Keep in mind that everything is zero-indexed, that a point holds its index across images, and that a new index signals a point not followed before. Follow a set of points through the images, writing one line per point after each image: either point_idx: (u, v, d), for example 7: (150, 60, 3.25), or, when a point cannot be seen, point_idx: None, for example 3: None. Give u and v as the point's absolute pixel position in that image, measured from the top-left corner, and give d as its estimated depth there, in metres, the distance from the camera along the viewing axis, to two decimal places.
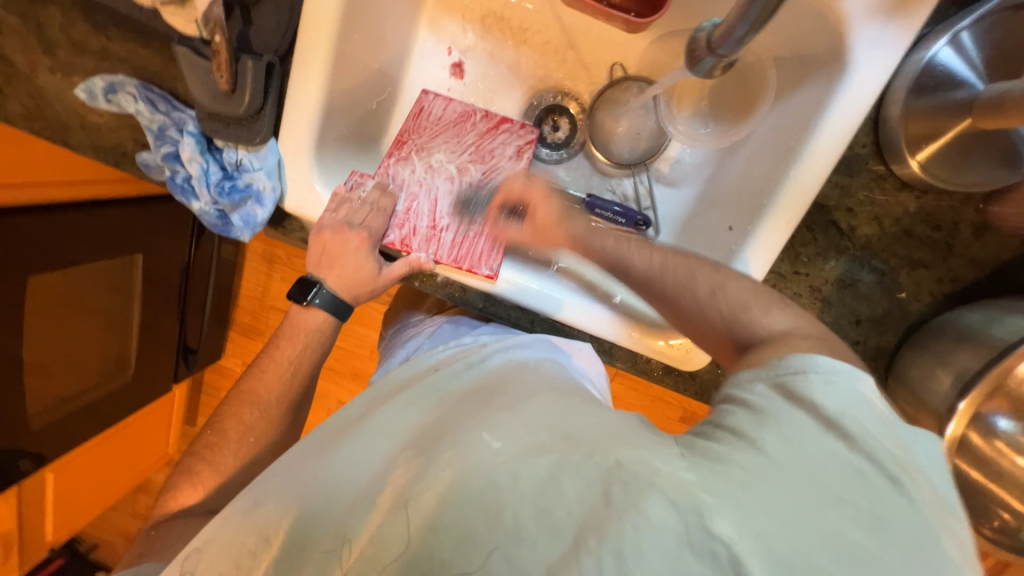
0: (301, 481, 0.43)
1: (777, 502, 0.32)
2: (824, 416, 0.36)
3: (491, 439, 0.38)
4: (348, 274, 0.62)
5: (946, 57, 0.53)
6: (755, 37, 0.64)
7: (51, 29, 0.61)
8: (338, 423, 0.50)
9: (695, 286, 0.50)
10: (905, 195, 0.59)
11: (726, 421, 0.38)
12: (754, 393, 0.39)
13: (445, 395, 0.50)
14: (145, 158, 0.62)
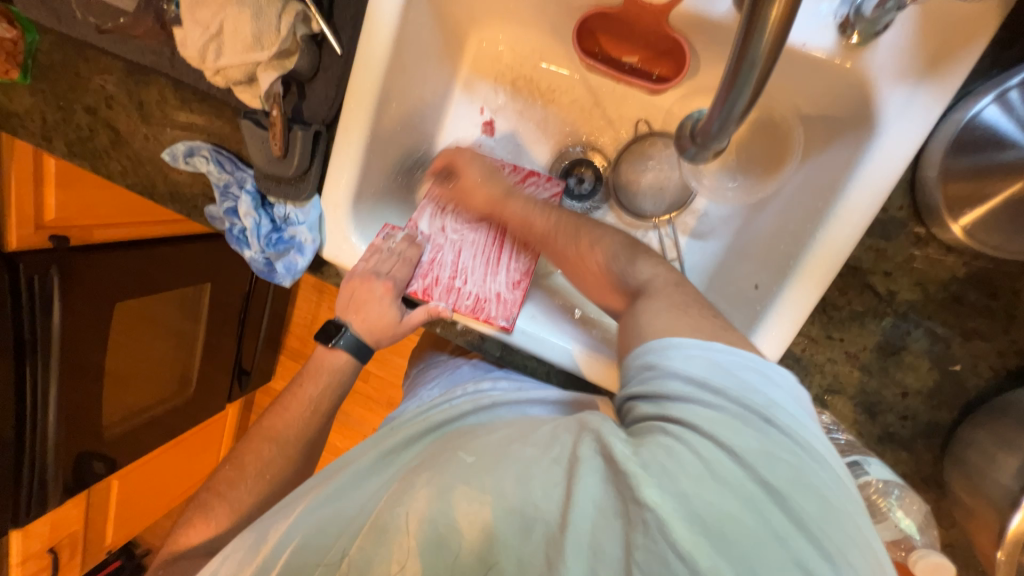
0: (307, 511, 0.47)
1: (687, 470, 0.36)
2: (694, 375, 0.41)
3: (464, 456, 0.44)
4: (373, 321, 0.66)
5: (990, 115, 0.49)
6: (783, 96, 0.63)
7: (149, 104, 0.73)
8: (342, 462, 0.53)
9: (584, 245, 0.61)
10: (952, 260, 0.54)
11: (636, 410, 0.43)
12: (638, 374, 0.44)
13: (451, 430, 0.54)
14: (212, 211, 0.71)
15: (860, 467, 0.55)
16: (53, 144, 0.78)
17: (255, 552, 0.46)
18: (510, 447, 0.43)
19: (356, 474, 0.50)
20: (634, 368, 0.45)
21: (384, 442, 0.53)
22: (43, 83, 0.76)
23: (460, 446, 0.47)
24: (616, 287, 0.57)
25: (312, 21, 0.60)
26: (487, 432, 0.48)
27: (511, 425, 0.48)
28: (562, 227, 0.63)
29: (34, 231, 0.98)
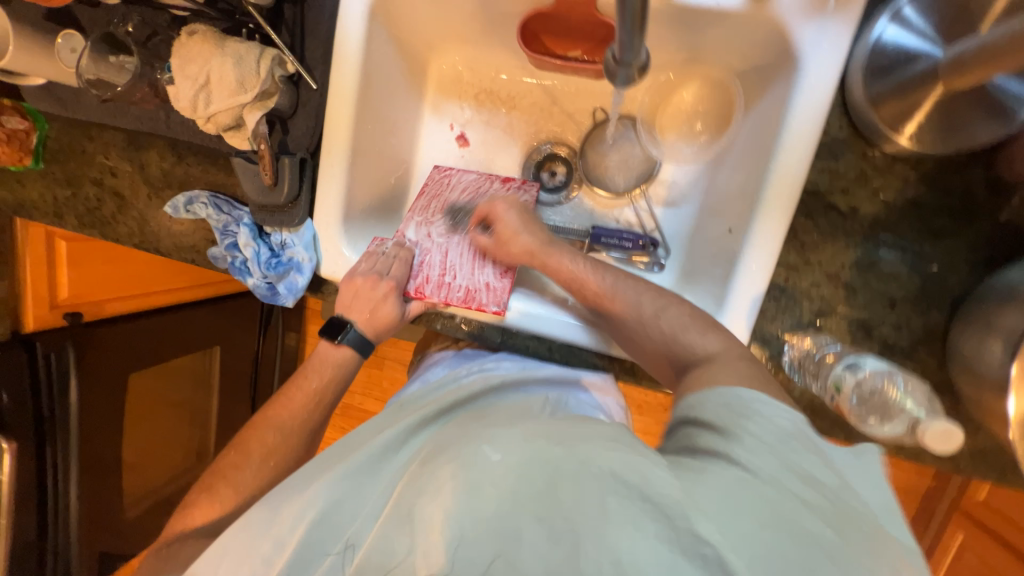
0: (312, 498, 0.47)
1: (751, 504, 0.36)
2: (780, 425, 0.42)
3: (492, 451, 0.43)
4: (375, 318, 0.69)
5: (891, 36, 0.54)
6: (717, 59, 0.69)
7: (150, 166, 0.80)
8: (346, 446, 0.52)
9: (648, 309, 0.61)
10: (900, 166, 0.58)
11: (698, 442, 0.44)
12: (711, 411, 0.46)
13: (458, 415, 0.54)
14: (213, 252, 0.75)
15: (857, 365, 0.55)
16: (64, 219, 0.85)
17: (264, 529, 0.47)
18: (541, 449, 0.42)
19: (367, 468, 0.49)
20: (708, 404, 0.47)
21: (397, 422, 0.53)
22: (53, 165, 0.84)
23: (486, 436, 0.45)
24: (670, 360, 0.59)
25: (287, 63, 0.67)
26: (508, 423, 0.47)
27: (534, 420, 0.47)
28: (629, 288, 0.63)
29: (49, 311, 1.03)
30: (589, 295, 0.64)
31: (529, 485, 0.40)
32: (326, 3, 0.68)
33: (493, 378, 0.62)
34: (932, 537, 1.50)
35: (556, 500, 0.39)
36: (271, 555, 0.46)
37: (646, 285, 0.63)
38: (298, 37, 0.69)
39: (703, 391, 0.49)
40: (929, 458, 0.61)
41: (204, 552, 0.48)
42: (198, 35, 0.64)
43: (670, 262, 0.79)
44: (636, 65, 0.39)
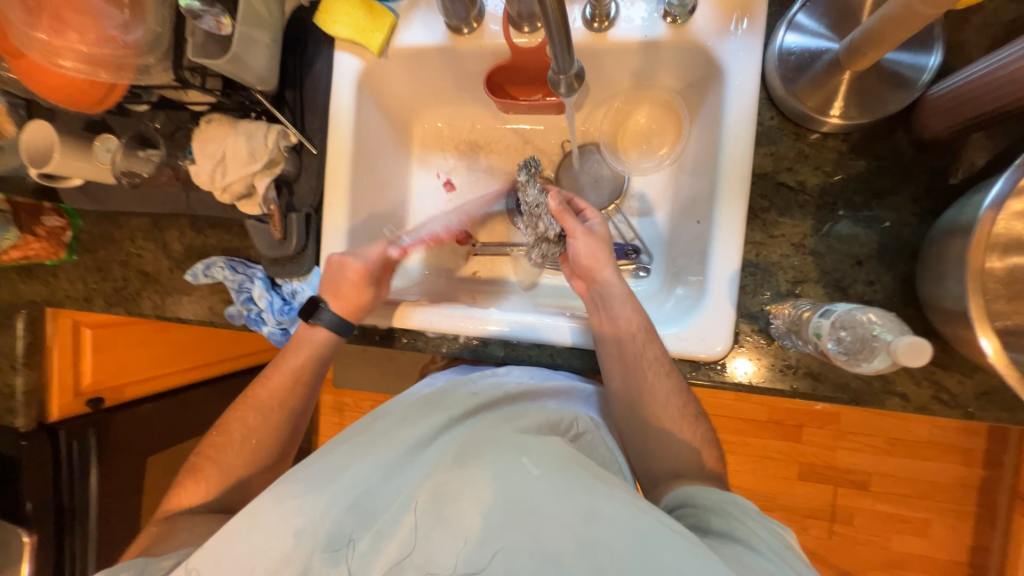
0: (348, 486, 0.57)
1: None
2: (778, 533, 0.54)
3: (531, 466, 0.57)
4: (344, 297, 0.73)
5: (792, 42, 0.64)
6: (659, 82, 0.79)
7: (172, 243, 0.88)
8: (377, 438, 0.63)
9: (664, 369, 0.67)
10: (833, 141, 0.65)
11: (711, 529, 0.55)
12: (717, 508, 0.57)
13: (486, 417, 0.67)
14: (230, 311, 0.81)
15: (830, 309, 0.52)
16: (94, 302, 0.92)
17: (297, 506, 0.55)
18: (571, 472, 0.56)
19: (398, 464, 0.60)
20: (712, 501, 0.58)
21: (423, 420, 0.65)
22: (85, 255, 0.93)
23: (522, 451, 0.59)
24: (637, 408, 0.69)
25: (290, 135, 0.78)
26: (533, 440, 0.61)
27: (557, 442, 0.61)
28: (638, 329, 0.68)
29: (73, 398, 1.06)
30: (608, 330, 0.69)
31: (563, 505, 0.53)
32: (320, 84, 0.80)
33: (502, 388, 0.71)
34: (1001, 534, 1.40)
35: (589, 529, 0.51)
36: (302, 529, 0.54)
37: (655, 339, 0.68)
38: (299, 114, 0.80)
39: (700, 485, 0.62)
40: (937, 408, 0.62)
41: (238, 517, 0.55)
42: (214, 122, 0.75)
43: (654, 265, 0.85)
44: (571, 73, 0.50)
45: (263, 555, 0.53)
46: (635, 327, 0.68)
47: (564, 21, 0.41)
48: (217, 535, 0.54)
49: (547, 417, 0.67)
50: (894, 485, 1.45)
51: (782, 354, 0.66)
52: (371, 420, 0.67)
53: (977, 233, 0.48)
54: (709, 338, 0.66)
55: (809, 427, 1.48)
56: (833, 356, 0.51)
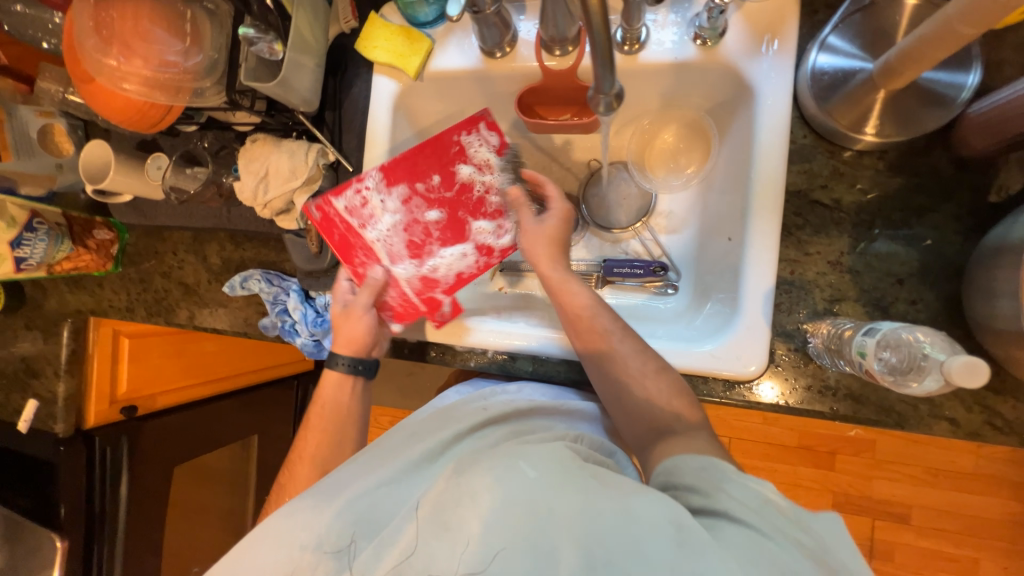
0: (350, 498, 0.60)
1: (759, 561, 0.44)
2: (756, 487, 0.49)
3: (528, 469, 0.55)
4: (346, 340, 0.74)
5: (824, 62, 0.64)
6: (688, 103, 0.81)
7: (211, 256, 0.92)
8: (387, 454, 0.67)
9: (648, 368, 0.64)
10: (868, 159, 0.65)
11: (686, 502, 0.51)
12: (691, 474, 0.52)
13: (494, 430, 0.68)
14: (265, 322, 0.84)
15: (873, 328, 0.51)
16: (136, 312, 0.96)
17: (307, 517, 0.59)
18: (572, 473, 0.55)
19: (405, 475, 0.63)
20: (685, 468, 0.53)
21: (431, 437, 0.68)
22: (130, 267, 0.97)
23: (519, 455, 0.57)
24: (647, 424, 0.62)
25: (329, 154, 0.80)
26: (536, 447, 0.59)
27: (560, 449, 0.59)
28: (620, 336, 0.66)
29: (108, 406, 1.08)
30: (569, 316, 0.68)
31: (564, 501, 0.52)
32: (359, 106, 0.83)
33: (513, 403, 0.72)
34: None
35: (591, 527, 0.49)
36: (307, 542, 0.57)
37: (635, 338, 0.67)
38: (337, 134, 0.84)
39: (688, 454, 0.54)
40: (990, 434, 0.59)
41: (250, 532, 0.60)
42: (259, 141, 0.79)
43: (682, 283, 0.85)
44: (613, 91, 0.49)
45: (276, 563, 0.57)
46: (613, 329, 0.66)
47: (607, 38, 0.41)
48: (229, 552, 0.59)
49: (556, 432, 0.66)
50: (935, 519, 1.37)
51: (820, 374, 0.64)
52: (382, 440, 0.71)
53: None
54: (744, 357, 0.64)
55: (841, 454, 1.42)
56: (879, 375, 0.50)
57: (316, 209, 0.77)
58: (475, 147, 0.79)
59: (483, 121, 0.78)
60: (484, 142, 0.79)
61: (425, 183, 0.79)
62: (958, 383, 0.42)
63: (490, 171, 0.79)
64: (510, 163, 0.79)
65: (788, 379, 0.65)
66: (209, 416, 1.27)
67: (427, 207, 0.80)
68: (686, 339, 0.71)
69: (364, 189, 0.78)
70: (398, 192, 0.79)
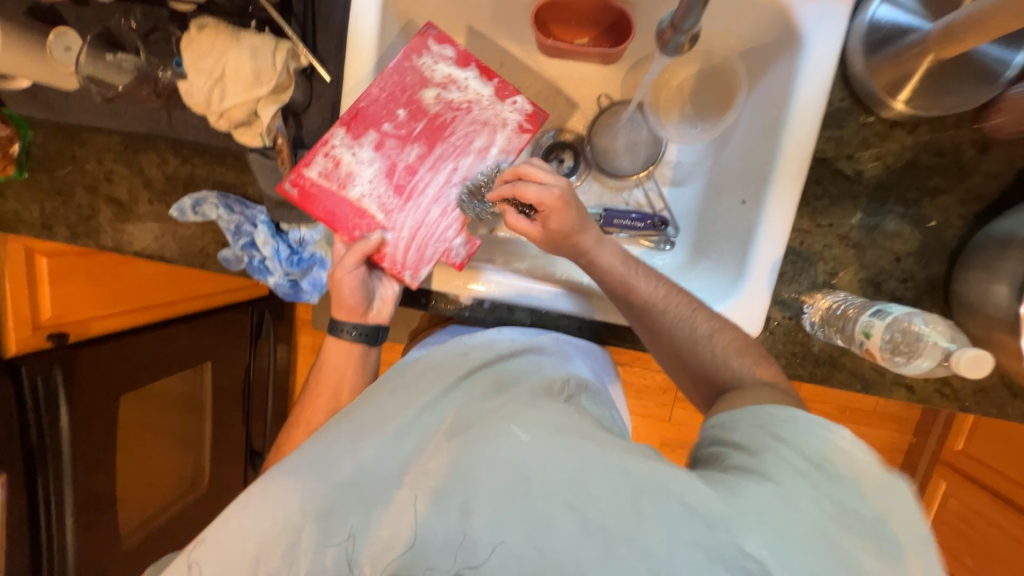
0: (324, 469, 0.53)
1: (796, 528, 0.40)
2: (811, 452, 0.45)
3: (519, 432, 0.52)
4: (340, 306, 0.72)
5: (884, 14, 0.59)
6: (719, 43, 0.73)
7: (149, 169, 0.76)
8: (365, 416, 0.58)
9: (702, 329, 0.62)
10: (898, 132, 0.63)
11: (728, 457, 0.48)
12: (745, 431, 0.49)
13: (479, 383, 0.62)
14: (225, 253, 0.74)
15: (884, 311, 0.58)
16: (56, 231, 0.80)
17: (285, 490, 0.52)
18: (561, 437, 0.51)
19: (392, 440, 0.55)
20: (742, 424, 0.50)
21: (414, 396, 0.60)
22: (39, 173, 0.79)
23: (510, 418, 0.55)
24: (712, 385, 0.61)
25: (300, 56, 0.66)
26: (527, 407, 0.57)
27: (551, 409, 0.57)
28: (678, 305, 0.62)
29: (31, 333, 0.93)
30: (635, 304, 0.63)
31: (559, 468, 0.48)
32: None
33: (495, 348, 0.67)
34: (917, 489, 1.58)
35: (582, 487, 0.47)
36: (287, 518, 0.51)
37: (698, 303, 0.64)
38: (310, 30, 0.68)
39: (740, 409, 0.52)
40: (938, 400, 0.67)
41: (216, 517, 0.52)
42: (209, 29, 0.63)
43: (679, 239, 0.82)
44: (691, 32, 0.45)
45: (256, 537, 0.50)
46: (657, 295, 0.62)
47: None
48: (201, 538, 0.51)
49: (545, 378, 0.63)
50: None
51: (807, 343, 0.67)
52: (370, 397, 0.61)
53: None
54: (743, 322, 0.66)
55: None
56: (879, 352, 0.58)
57: (290, 186, 0.65)
58: (431, 66, 0.67)
59: (431, 37, 0.66)
60: (440, 58, 0.67)
61: (393, 119, 0.67)
62: (959, 372, 0.52)
63: (458, 86, 0.67)
64: (477, 68, 0.67)
65: (780, 345, 0.68)
66: (162, 344, 1.13)
67: (404, 144, 0.67)
68: None
69: (331, 149, 0.65)
70: (369, 139, 0.66)
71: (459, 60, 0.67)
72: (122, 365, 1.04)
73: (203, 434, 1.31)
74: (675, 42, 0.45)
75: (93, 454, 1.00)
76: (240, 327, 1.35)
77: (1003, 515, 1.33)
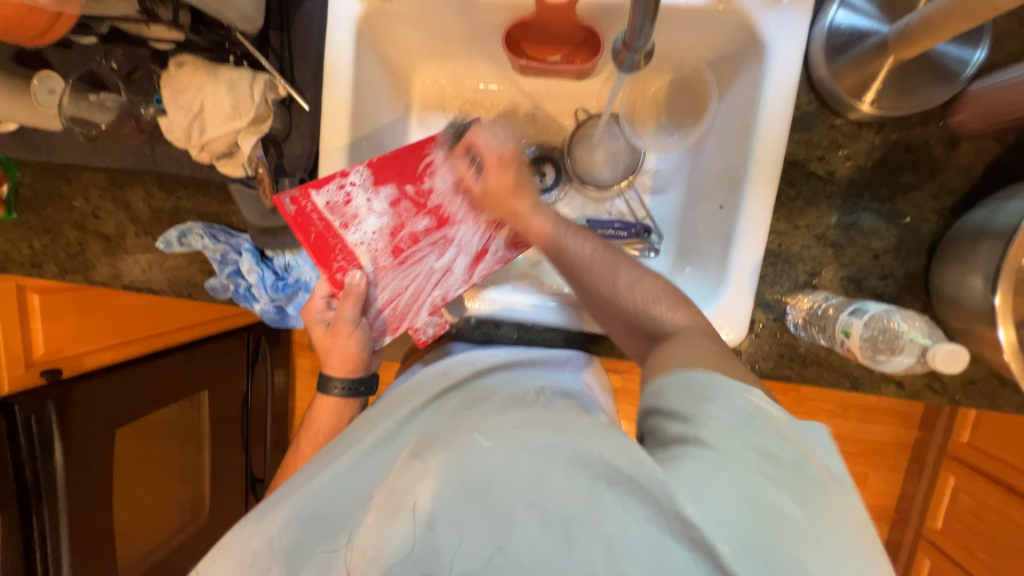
0: (297, 503, 0.54)
1: (734, 494, 0.40)
2: (741, 403, 0.45)
3: (482, 439, 0.51)
4: (339, 364, 0.72)
5: (842, 20, 0.60)
6: (687, 53, 0.74)
7: (135, 203, 0.77)
8: (350, 441, 0.61)
9: (622, 281, 0.59)
10: (866, 132, 0.64)
11: (666, 430, 0.46)
12: (671, 398, 0.48)
13: (455, 396, 0.63)
14: (212, 283, 0.74)
15: (862, 309, 0.59)
16: (45, 268, 0.81)
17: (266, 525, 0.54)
18: (523, 434, 0.50)
19: (356, 462, 0.57)
20: (668, 391, 0.49)
21: (389, 418, 0.61)
22: (28, 213, 0.80)
23: (475, 427, 0.53)
24: (638, 324, 0.59)
25: (278, 87, 0.68)
26: (494, 415, 0.55)
27: (516, 411, 0.54)
28: (604, 258, 0.61)
29: (24, 370, 0.93)
30: (567, 263, 0.62)
31: (517, 467, 0.47)
32: (313, 26, 0.69)
33: (475, 365, 0.68)
34: (926, 485, 1.55)
35: (553, 494, 0.45)
36: (262, 551, 0.53)
37: (625, 258, 0.61)
38: (287, 61, 0.70)
39: (664, 373, 0.50)
40: (928, 395, 0.66)
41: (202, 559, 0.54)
42: (187, 65, 0.65)
43: (663, 246, 0.82)
44: (643, 49, 0.46)
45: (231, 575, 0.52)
46: (583, 253, 0.61)
47: None
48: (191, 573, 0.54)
49: (518, 389, 0.61)
50: (842, 445, 1.56)
51: (793, 344, 0.67)
52: (350, 430, 0.64)
53: (1016, 235, 0.50)
54: (726, 322, 0.66)
55: (775, 394, 1.53)
56: (858, 350, 0.58)
57: (290, 202, 0.66)
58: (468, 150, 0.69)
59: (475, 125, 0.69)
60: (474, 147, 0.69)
61: (416, 185, 0.69)
62: (938, 368, 0.53)
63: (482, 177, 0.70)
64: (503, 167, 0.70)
65: (766, 347, 0.68)
66: (157, 375, 1.12)
67: (417, 212, 0.70)
68: None
69: (349, 185, 0.67)
70: (387, 192, 0.69)
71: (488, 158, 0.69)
72: (117, 397, 1.04)
73: (203, 463, 1.30)
74: (630, 59, 0.47)
75: (89, 489, 0.99)
76: (237, 354, 1.35)
77: (1016, 509, 1.30)
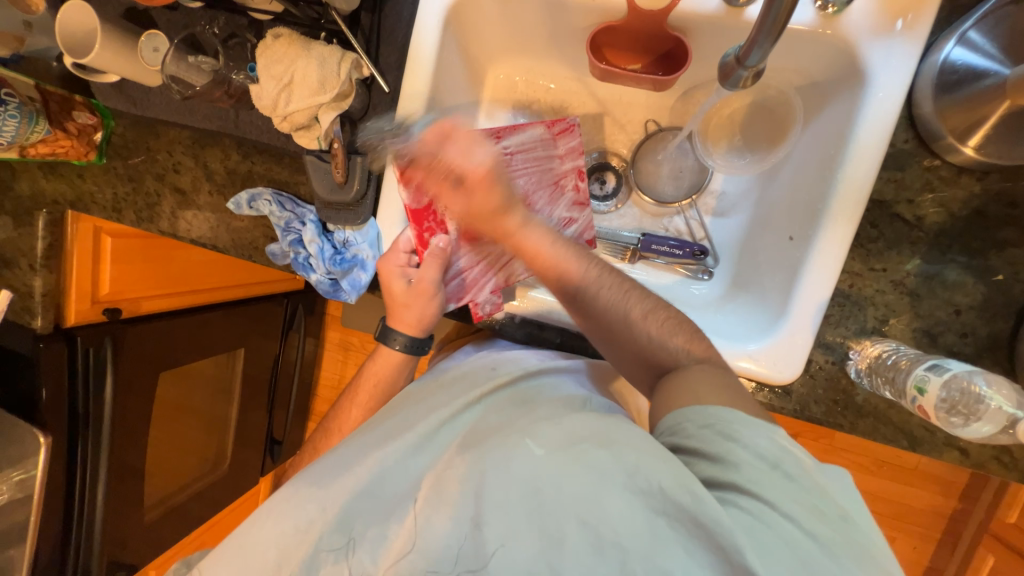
0: (343, 484, 0.57)
1: (777, 543, 0.40)
2: (772, 447, 0.44)
3: (535, 446, 0.51)
4: (403, 320, 0.74)
5: (958, 57, 0.56)
6: (777, 75, 0.71)
7: (213, 163, 0.81)
8: (394, 428, 0.63)
9: (635, 311, 0.59)
10: (966, 179, 0.60)
11: (694, 469, 0.46)
12: (694, 435, 0.47)
13: (500, 395, 0.64)
14: (273, 248, 0.77)
15: (942, 366, 0.56)
16: (123, 214, 0.86)
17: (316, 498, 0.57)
18: (579, 446, 0.50)
19: (412, 447, 0.60)
20: (692, 427, 0.47)
21: (434, 412, 0.63)
22: (116, 161, 0.85)
23: (527, 432, 0.54)
24: (647, 363, 0.58)
25: (363, 67, 0.70)
26: (547, 420, 0.55)
27: (571, 420, 0.54)
28: (611, 286, 0.60)
29: (90, 305, 0.99)
30: (572, 289, 0.61)
31: (572, 482, 0.47)
32: (403, 12, 0.71)
33: (522, 365, 0.68)
34: (959, 562, 1.44)
35: (603, 513, 0.45)
36: (313, 517, 0.56)
37: (631, 284, 0.61)
38: (374, 43, 0.72)
39: (683, 408, 0.49)
40: (994, 467, 0.62)
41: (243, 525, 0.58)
42: (283, 37, 0.68)
43: (718, 270, 0.79)
44: (753, 68, 0.47)
45: (279, 540, 0.56)
46: (590, 279, 0.60)
47: (794, 3, 0.38)
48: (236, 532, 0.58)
49: (564, 396, 0.61)
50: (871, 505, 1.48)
51: (850, 392, 0.63)
52: (396, 412, 0.66)
53: None
54: (776, 362, 0.63)
55: (803, 438, 1.46)
56: (932, 409, 0.56)
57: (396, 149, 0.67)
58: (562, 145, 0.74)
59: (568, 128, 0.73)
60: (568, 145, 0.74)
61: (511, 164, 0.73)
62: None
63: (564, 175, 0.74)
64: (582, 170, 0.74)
65: (820, 391, 0.64)
66: (204, 328, 1.17)
67: None
68: (723, 332, 0.68)
69: None
70: None
71: (578, 158, 0.74)
72: (166, 343, 1.09)
73: (229, 419, 1.34)
74: (737, 76, 0.48)
75: (131, 425, 1.04)
76: (276, 319, 1.40)
77: None
